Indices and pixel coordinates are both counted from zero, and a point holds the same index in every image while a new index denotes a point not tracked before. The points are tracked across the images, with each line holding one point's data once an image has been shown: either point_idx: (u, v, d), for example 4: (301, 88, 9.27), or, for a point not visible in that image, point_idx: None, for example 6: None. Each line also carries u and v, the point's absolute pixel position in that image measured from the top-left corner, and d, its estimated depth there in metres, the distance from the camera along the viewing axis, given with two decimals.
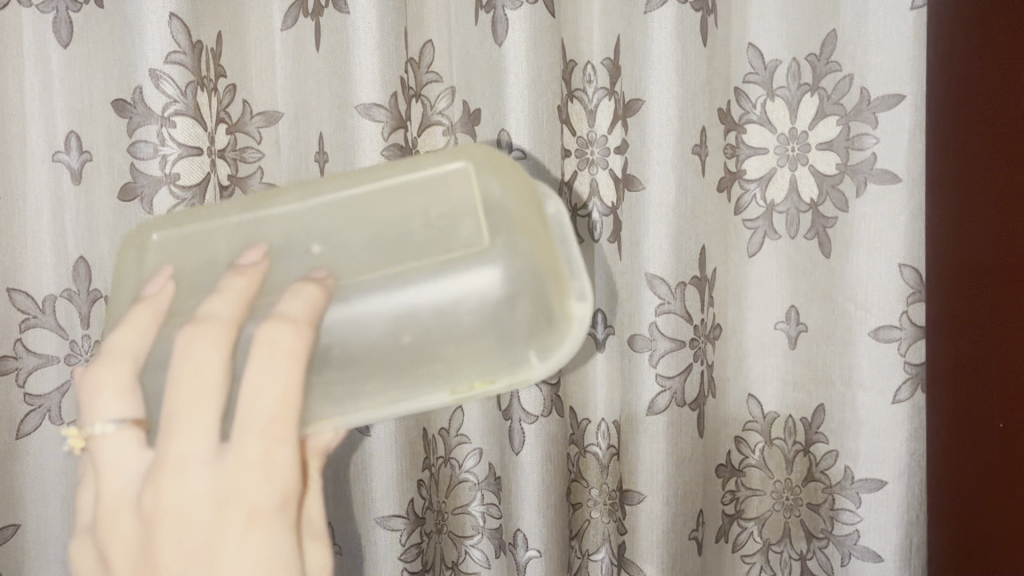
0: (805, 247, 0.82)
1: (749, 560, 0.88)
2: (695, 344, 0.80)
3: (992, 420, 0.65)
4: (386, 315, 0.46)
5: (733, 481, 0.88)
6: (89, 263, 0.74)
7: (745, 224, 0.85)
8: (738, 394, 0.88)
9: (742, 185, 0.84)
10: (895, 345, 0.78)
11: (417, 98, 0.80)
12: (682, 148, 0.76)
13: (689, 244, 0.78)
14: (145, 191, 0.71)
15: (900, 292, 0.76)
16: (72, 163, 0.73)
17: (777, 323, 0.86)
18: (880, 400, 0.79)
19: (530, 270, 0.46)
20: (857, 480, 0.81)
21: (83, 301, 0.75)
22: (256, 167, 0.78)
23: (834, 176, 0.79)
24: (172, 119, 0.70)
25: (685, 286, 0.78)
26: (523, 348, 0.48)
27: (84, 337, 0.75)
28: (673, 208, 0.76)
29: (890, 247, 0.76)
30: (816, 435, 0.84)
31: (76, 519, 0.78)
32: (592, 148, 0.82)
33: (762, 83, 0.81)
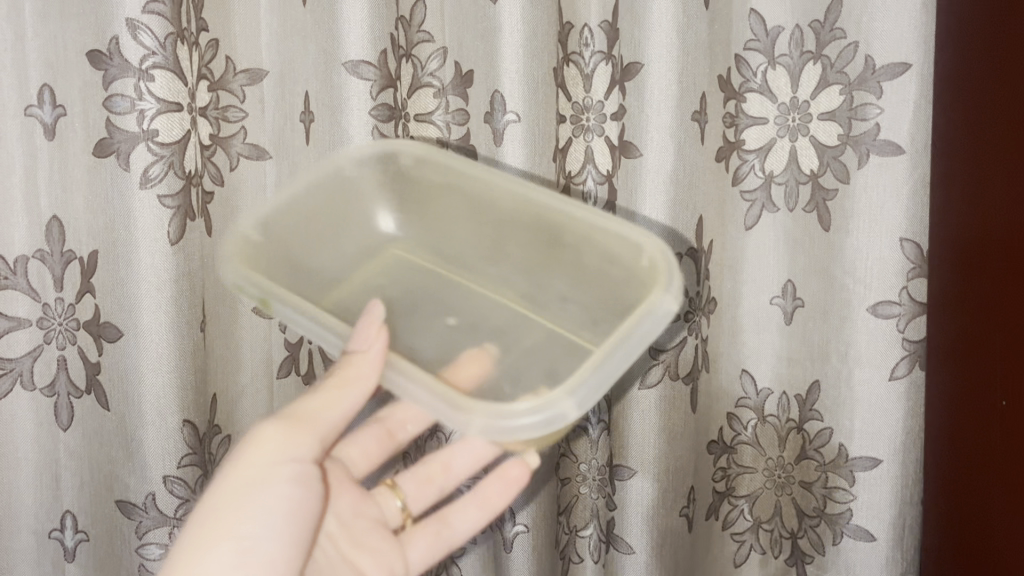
0: (803, 222, 0.80)
1: (738, 538, 0.87)
2: (690, 318, 0.79)
3: (992, 399, 0.64)
4: (390, 237, 0.71)
5: (724, 458, 0.86)
6: (62, 223, 0.71)
7: (744, 195, 0.81)
8: (731, 369, 0.85)
9: (739, 155, 0.80)
10: (894, 322, 0.77)
11: (407, 58, 0.75)
12: (681, 114, 0.74)
13: (688, 214, 0.76)
14: (122, 147, 0.67)
15: (901, 267, 0.76)
16: (45, 117, 0.69)
17: (772, 298, 0.83)
18: (876, 377, 0.78)
19: (409, 214, 0.71)
20: (852, 458, 0.80)
21: (57, 263, 0.72)
22: (239, 127, 0.75)
23: (836, 147, 0.77)
24: (151, 71, 0.66)
25: (680, 258, 0.77)
26: (423, 241, 0.71)
27: (57, 300, 0.72)
28: (670, 176, 0.75)
29: (892, 220, 0.75)
30: (810, 412, 0.82)
31: (48, 489, 0.75)
32: (588, 114, 0.79)
33: (763, 50, 0.78)
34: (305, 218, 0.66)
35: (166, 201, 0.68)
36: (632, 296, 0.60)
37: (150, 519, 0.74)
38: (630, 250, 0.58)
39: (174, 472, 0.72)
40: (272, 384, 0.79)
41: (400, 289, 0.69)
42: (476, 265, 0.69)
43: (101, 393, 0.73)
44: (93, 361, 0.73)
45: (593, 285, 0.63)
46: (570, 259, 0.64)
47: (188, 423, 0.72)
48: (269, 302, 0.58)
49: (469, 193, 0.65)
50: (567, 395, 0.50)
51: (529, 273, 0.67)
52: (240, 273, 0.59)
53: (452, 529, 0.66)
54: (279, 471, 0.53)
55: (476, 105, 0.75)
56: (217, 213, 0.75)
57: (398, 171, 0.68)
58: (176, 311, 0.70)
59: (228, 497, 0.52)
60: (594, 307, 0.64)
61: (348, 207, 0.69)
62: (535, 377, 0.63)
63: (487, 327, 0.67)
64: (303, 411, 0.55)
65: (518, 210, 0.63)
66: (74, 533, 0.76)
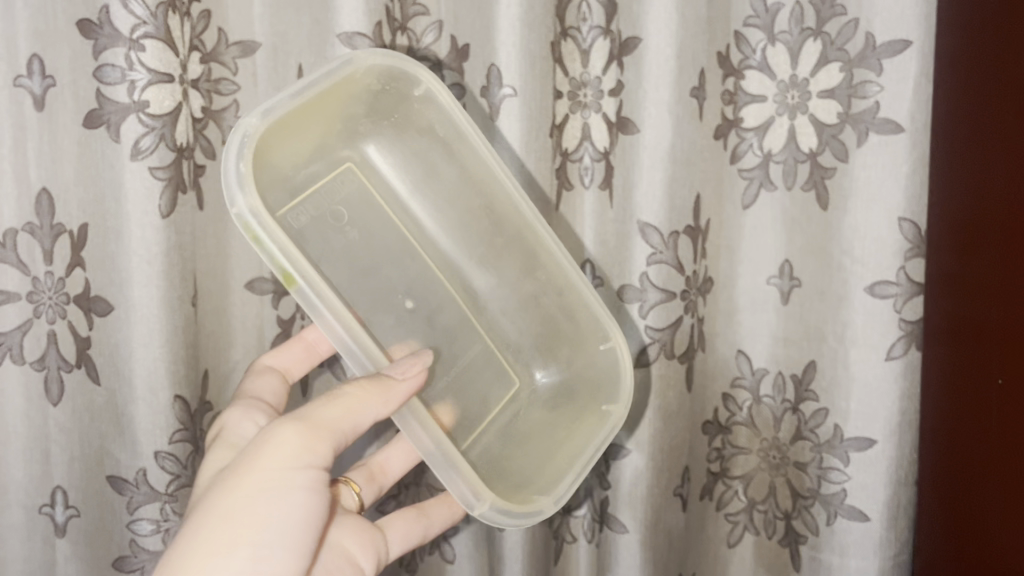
0: (801, 199, 0.80)
1: (733, 519, 0.87)
2: (687, 297, 0.78)
3: (990, 377, 0.63)
4: (358, 153, 0.71)
5: (719, 439, 0.87)
6: (51, 195, 0.70)
7: (741, 173, 0.82)
8: (727, 348, 0.86)
9: (738, 133, 0.81)
10: (890, 302, 0.76)
11: (403, 31, 0.74)
12: (680, 90, 0.73)
13: (684, 191, 0.75)
14: (112, 119, 0.66)
15: (899, 246, 0.75)
16: (34, 88, 0.68)
17: (768, 279, 0.83)
18: (874, 356, 0.76)
19: (392, 145, 0.71)
20: (846, 439, 0.79)
21: (46, 236, 0.70)
22: (231, 100, 0.74)
23: (835, 126, 0.76)
24: (142, 42, 0.65)
25: (677, 236, 0.76)
26: (385, 172, 0.72)
27: (47, 274, 0.71)
28: (669, 152, 0.74)
29: (889, 199, 0.74)
30: (806, 393, 0.82)
31: (38, 463, 0.74)
32: (585, 90, 0.78)
33: (762, 27, 0.78)
34: (308, 126, 0.62)
35: (157, 173, 0.67)
36: (584, 355, 0.71)
37: (141, 495, 0.73)
38: (596, 330, 0.68)
39: (166, 448, 0.71)
40: None
41: (342, 214, 0.70)
42: (418, 223, 0.74)
43: (92, 366, 0.72)
44: (83, 335, 0.72)
45: (535, 317, 0.73)
46: (528, 277, 0.70)
47: (179, 398, 0.71)
48: (294, 280, 0.52)
49: (476, 179, 0.66)
50: (552, 503, 0.61)
51: (469, 264, 0.74)
52: (267, 220, 0.53)
53: (429, 520, 0.69)
54: (295, 477, 0.49)
55: (473, 80, 0.75)
56: (212, 188, 0.75)
57: (408, 118, 0.67)
58: (166, 284, 0.69)
59: (244, 503, 0.48)
60: (526, 327, 0.74)
61: (343, 114, 0.66)
62: (473, 398, 0.72)
63: (437, 318, 0.73)
64: (321, 420, 0.52)
65: (511, 228, 0.67)
66: (64, 509, 0.75)
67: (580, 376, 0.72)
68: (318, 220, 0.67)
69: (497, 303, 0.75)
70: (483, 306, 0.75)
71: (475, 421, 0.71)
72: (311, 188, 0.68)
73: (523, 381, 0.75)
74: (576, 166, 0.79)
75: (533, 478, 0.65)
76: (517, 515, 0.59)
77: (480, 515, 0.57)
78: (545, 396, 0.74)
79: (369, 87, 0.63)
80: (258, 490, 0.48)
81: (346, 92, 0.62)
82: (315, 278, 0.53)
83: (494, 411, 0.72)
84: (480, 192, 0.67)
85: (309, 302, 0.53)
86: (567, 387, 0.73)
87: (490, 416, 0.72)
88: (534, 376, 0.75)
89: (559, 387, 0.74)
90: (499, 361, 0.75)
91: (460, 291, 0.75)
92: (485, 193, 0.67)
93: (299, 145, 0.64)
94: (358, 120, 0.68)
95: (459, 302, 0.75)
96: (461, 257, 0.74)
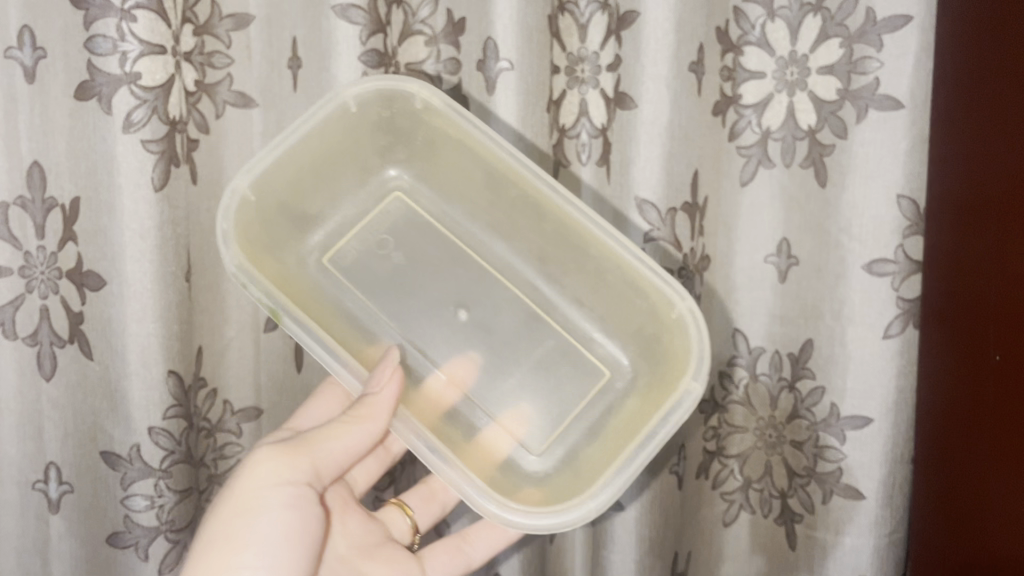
0: (799, 176, 0.79)
1: (728, 498, 0.87)
2: (684, 275, 0.78)
3: (986, 352, 0.63)
4: (403, 181, 0.77)
5: (715, 417, 0.85)
6: (43, 168, 0.69)
7: (739, 151, 0.80)
8: (723, 326, 0.84)
9: (737, 110, 0.79)
10: (887, 280, 0.76)
11: (398, 4, 0.73)
12: (678, 65, 0.72)
13: (682, 168, 0.75)
14: (104, 91, 0.65)
15: (897, 224, 0.75)
16: (25, 60, 0.67)
17: (766, 257, 0.82)
18: (871, 335, 0.77)
19: (424, 170, 0.76)
20: (843, 417, 0.79)
21: (37, 210, 0.70)
22: (225, 73, 0.74)
23: (834, 102, 0.76)
24: (133, 12, 0.64)
25: (675, 212, 0.76)
26: (432, 196, 0.78)
27: (38, 249, 0.70)
28: (667, 128, 0.73)
29: (889, 176, 0.74)
30: (803, 370, 0.82)
31: (32, 439, 0.74)
32: (583, 65, 0.77)
33: (762, 2, 0.76)
34: (316, 167, 0.70)
35: (150, 147, 0.66)
36: (652, 325, 0.67)
37: (136, 470, 0.72)
38: (661, 296, 0.63)
39: (160, 423, 0.71)
40: (259, 338, 0.78)
41: (387, 241, 0.77)
42: (479, 238, 0.77)
43: (85, 342, 0.72)
44: (76, 310, 0.71)
45: (608, 311, 0.73)
46: (581, 257, 0.69)
47: (173, 373, 0.71)
48: (277, 315, 0.60)
49: (493, 171, 0.68)
50: (592, 499, 0.56)
51: (537, 268, 0.76)
52: (249, 271, 0.61)
53: (472, 548, 0.71)
54: (281, 492, 0.54)
55: (469, 53, 0.73)
56: (203, 161, 0.74)
57: (420, 137, 0.72)
58: (160, 259, 0.68)
59: (235, 516, 0.53)
60: (603, 322, 0.74)
61: (368, 147, 0.73)
62: (547, 395, 0.73)
63: (499, 319, 0.76)
64: (313, 439, 0.57)
65: (545, 217, 0.68)
66: (58, 485, 0.75)
67: (660, 353, 0.68)
68: (360, 251, 0.77)
69: (569, 304, 0.76)
70: (558, 311, 0.76)
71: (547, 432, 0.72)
72: (353, 224, 0.77)
73: (613, 369, 0.73)
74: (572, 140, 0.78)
75: (591, 476, 0.62)
76: (548, 515, 0.56)
77: (498, 515, 0.55)
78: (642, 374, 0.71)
79: (370, 110, 0.68)
80: (240, 510, 0.53)
81: (346, 122, 0.68)
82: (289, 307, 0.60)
83: (570, 415, 0.72)
84: (501, 188, 0.70)
85: (297, 330, 0.60)
86: (647, 355, 0.71)
87: (575, 411, 0.72)
88: (622, 364, 0.73)
89: (643, 358, 0.71)
90: (578, 356, 0.74)
91: (535, 299, 0.76)
92: (503, 185, 0.69)
93: (311, 179, 0.71)
94: (383, 149, 0.74)
95: (533, 308, 0.76)
96: (527, 264, 0.76)
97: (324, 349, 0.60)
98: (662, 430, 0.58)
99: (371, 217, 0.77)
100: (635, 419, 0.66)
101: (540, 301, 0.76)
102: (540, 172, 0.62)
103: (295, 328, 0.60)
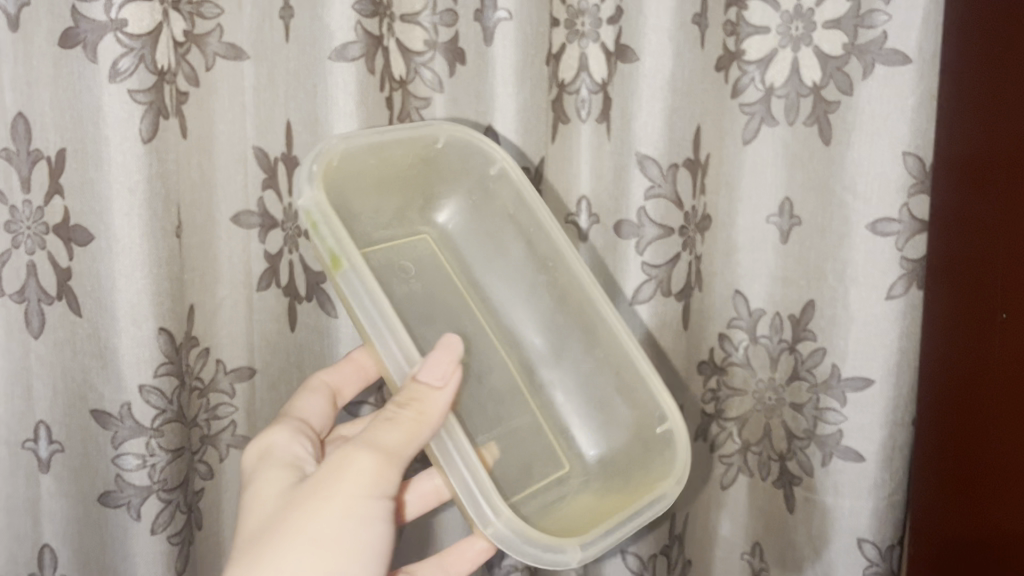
0: (803, 134, 0.77)
1: (727, 460, 0.87)
2: (685, 233, 0.76)
3: (992, 310, 0.62)
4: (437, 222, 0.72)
5: (714, 379, 0.86)
6: (28, 120, 0.67)
7: (742, 108, 0.79)
8: (724, 288, 0.85)
9: (739, 66, 0.78)
10: (893, 239, 0.74)
11: None
12: (682, 17, 0.71)
13: (684, 123, 0.73)
14: (89, 38, 0.63)
15: (903, 181, 0.73)
16: (8, 7, 0.65)
17: (768, 217, 0.81)
18: (874, 295, 0.75)
19: (467, 215, 0.72)
20: (844, 378, 0.78)
21: (23, 163, 0.68)
22: (215, 24, 0.71)
23: (840, 57, 0.74)
24: None
25: (677, 169, 0.74)
26: (458, 246, 0.72)
27: (25, 203, 0.69)
28: (669, 82, 0.72)
29: (895, 132, 0.73)
30: (804, 332, 0.80)
31: (21, 398, 0.73)
32: (583, 18, 0.75)
33: None
34: (372, 173, 0.64)
35: (137, 96, 0.64)
36: (634, 440, 0.66)
37: (127, 429, 0.71)
38: (653, 406, 0.63)
39: (151, 381, 0.70)
40: (252, 297, 0.77)
41: (410, 273, 0.69)
42: (493, 299, 0.72)
43: (73, 299, 0.70)
44: (64, 267, 0.70)
45: (592, 400, 0.69)
46: (591, 349, 0.67)
47: (163, 330, 0.69)
48: (339, 260, 0.53)
49: (537, 232, 0.66)
50: (578, 546, 0.53)
51: (537, 344, 0.71)
52: (327, 210, 0.55)
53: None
54: (372, 506, 0.50)
55: (467, 4, 0.72)
56: (194, 115, 0.72)
57: (480, 182, 0.69)
58: (149, 214, 0.66)
59: (329, 528, 0.49)
60: (581, 413, 0.70)
61: (423, 168, 0.68)
62: (517, 463, 0.66)
63: (486, 378, 0.68)
64: (387, 442, 0.50)
65: (569, 294, 0.66)
66: (47, 444, 0.73)
67: (630, 460, 0.66)
68: (384, 269, 0.68)
69: (557, 381, 0.70)
70: (545, 394, 0.70)
71: (512, 485, 0.64)
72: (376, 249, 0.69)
73: (572, 463, 0.68)
74: (573, 96, 0.77)
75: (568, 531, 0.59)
76: (541, 546, 0.51)
77: (494, 532, 0.51)
78: (594, 481, 0.67)
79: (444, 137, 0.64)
80: (333, 509, 0.49)
81: (424, 136, 0.63)
82: (356, 254, 0.53)
83: (530, 486, 0.65)
84: (539, 256, 0.67)
85: (350, 285, 0.52)
86: (611, 466, 0.67)
87: (533, 486, 0.66)
88: (579, 455, 0.69)
89: (608, 469, 0.67)
90: (549, 438, 0.69)
91: (526, 377, 0.70)
92: (541, 255, 0.67)
93: (359, 174, 0.63)
94: (436, 180, 0.69)
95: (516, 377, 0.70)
96: (531, 333, 0.71)
97: (382, 323, 0.52)
98: (637, 517, 0.56)
99: (396, 245, 0.70)
100: (588, 509, 0.62)
101: (525, 381, 0.70)
102: (581, 264, 0.63)
103: (354, 278, 0.52)
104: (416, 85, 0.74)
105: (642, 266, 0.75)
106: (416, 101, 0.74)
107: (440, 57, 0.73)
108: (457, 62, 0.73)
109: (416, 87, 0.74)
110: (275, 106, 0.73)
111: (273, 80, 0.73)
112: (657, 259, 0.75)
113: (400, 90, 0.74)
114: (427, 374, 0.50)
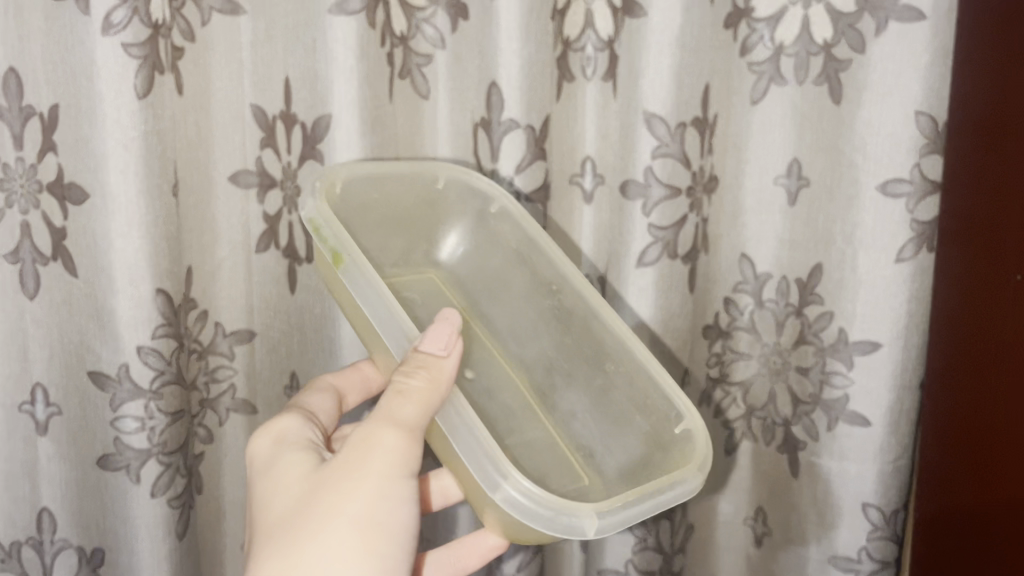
0: (814, 94, 0.76)
1: (731, 425, 0.86)
2: (692, 194, 0.75)
3: (1005, 271, 0.61)
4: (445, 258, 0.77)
5: (719, 344, 0.85)
6: (20, 76, 0.64)
7: (751, 66, 0.77)
8: (730, 251, 0.83)
9: (749, 24, 0.76)
10: (903, 201, 0.73)
11: None
12: None
13: (692, 82, 0.71)
14: None
15: (914, 139, 0.72)
16: None
17: (777, 177, 0.79)
18: (884, 257, 0.74)
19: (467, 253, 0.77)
20: (852, 342, 0.77)
21: (14, 119, 0.66)
22: None
23: (853, 14, 0.72)
24: None
25: (684, 128, 0.73)
26: (464, 282, 0.77)
27: (17, 160, 0.67)
28: (678, 39, 0.70)
29: (907, 91, 0.71)
30: (811, 296, 0.79)
31: (15, 361, 0.71)
32: None
33: None
34: (380, 206, 0.72)
35: (131, 50, 0.62)
36: (648, 446, 0.64)
37: (125, 392, 0.70)
38: (665, 407, 0.62)
39: (150, 343, 0.68)
40: (251, 258, 0.76)
41: (418, 300, 0.74)
42: (504, 335, 0.75)
43: (70, 259, 0.69)
44: (59, 226, 0.68)
45: (608, 416, 0.68)
46: (598, 368, 0.69)
47: (162, 292, 0.68)
48: (339, 257, 0.60)
49: (535, 253, 0.71)
50: (594, 511, 0.51)
51: (551, 373, 0.72)
52: (323, 215, 0.63)
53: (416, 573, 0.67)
54: (401, 485, 0.51)
55: None
56: (189, 71, 0.70)
57: (478, 218, 0.75)
58: (146, 172, 0.65)
59: (360, 513, 0.49)
60: (598, 432, 0.68)
61: (425, 204, 0.74)
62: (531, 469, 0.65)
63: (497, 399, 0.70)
64: (405, 416, 0.51)
65: (570, 317, 0.70)
66: (45, 407, 0.72)
67: (649, 465, 0.63)
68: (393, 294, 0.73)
69: (571, 405, 0.70)
70: (565, 422, 0.70)
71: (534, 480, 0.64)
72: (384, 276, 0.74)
73: (593, 477, 0.66)
74: (577, 53, 0.76)
75: None
76: (557, 509, 0.50)
77: (507, 498, 0.50)
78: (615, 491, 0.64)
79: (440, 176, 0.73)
80: (362, 495, 0.50)
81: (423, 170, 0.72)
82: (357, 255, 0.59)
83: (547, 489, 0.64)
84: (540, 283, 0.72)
85: (353, 283, 0.59)
86: (631, 475, 0.64)
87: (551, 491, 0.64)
88: (601, 470, 0.66)
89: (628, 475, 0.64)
90: (569, 461, 0.67)
91: (545, 408, 0.71)
92: (541, 282, 0.72)
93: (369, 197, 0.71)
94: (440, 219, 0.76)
95: (529, 404, 0.71)
96: (542, 361, 0.73)
97: (390, 315, 0.57)
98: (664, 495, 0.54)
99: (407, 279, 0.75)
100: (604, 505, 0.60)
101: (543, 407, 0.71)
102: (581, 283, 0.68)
103: (353, 274, 0.59)
104: (417, 41, 0.73)
105: (649, 227, 0.73)
106: (417, 57, 0.73)
107: (442, 13, 0.72)
108: (459, 17, 0.72)
109: (416, 43, 0.73)
110: (274, 62, 0.71)
111: (269, 36, 0.71)
112: (664, 220, 0.74)
113: (400, 46, 0.73)
114: (430, 343, 0.54)
